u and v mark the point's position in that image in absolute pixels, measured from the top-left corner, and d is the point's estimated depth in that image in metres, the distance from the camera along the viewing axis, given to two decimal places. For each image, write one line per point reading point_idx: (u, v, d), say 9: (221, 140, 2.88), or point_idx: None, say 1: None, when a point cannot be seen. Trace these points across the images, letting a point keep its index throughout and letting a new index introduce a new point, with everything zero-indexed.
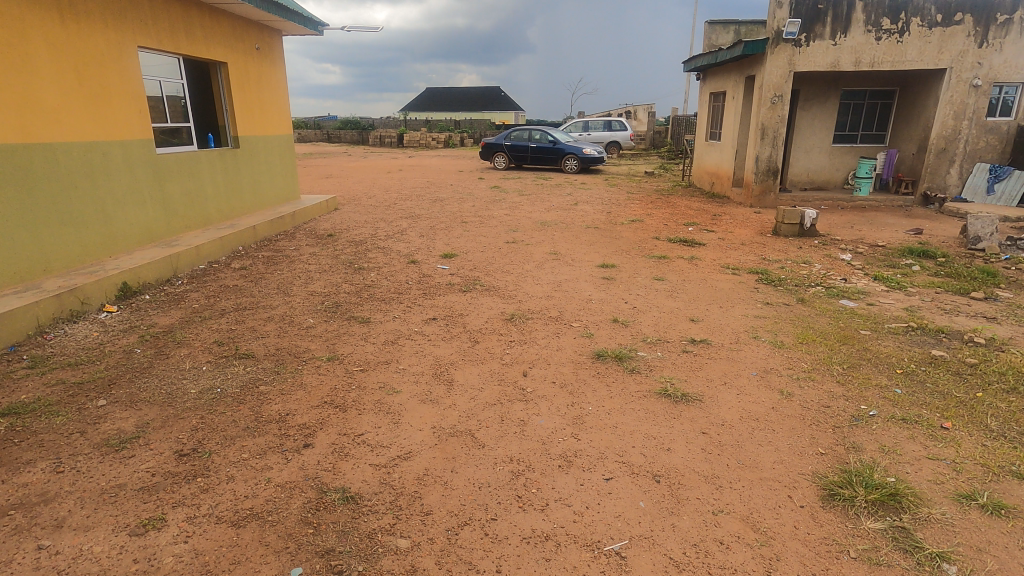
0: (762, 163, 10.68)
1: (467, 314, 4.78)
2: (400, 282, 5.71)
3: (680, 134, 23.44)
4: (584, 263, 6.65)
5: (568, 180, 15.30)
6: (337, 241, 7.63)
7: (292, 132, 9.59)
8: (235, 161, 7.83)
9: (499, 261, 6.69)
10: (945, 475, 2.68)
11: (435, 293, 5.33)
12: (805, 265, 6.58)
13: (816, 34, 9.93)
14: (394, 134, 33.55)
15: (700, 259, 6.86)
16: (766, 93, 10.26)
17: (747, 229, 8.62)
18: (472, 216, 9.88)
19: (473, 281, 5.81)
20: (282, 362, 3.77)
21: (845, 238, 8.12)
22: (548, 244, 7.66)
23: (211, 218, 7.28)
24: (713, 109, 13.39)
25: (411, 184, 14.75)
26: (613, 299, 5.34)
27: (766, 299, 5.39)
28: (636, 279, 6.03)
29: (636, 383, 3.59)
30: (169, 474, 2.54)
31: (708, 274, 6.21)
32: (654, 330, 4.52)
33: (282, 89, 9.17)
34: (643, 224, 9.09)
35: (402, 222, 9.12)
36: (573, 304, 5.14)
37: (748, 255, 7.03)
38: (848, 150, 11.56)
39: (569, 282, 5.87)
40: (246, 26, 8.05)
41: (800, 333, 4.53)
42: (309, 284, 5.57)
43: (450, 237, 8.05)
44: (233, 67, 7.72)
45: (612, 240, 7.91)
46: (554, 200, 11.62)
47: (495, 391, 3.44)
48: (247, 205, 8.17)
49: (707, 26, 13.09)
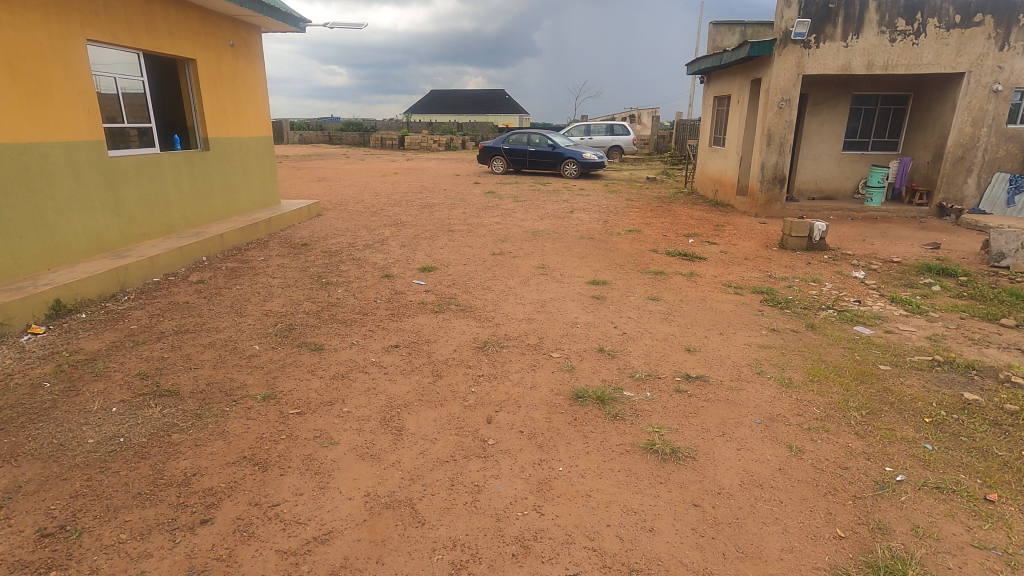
0: (768, 171, 10.13)
1: (435, 341, 4.26)
2: (369, 300, 5.19)
3: (684, 139, 22.92)
4: (573, 279, 6.13)
5: (566, 186, 14.78)
6: (310, 251, 7.12)
7: (271, 133, 9.08)
8: (204, 165, 7.33)
9: (481, 276, 6.17)
10: (996, 572, 2.14)
11: (404, 315, 4.82)
12: (814, 283, 6.03)
13: (826, 35, 9.39)
14: (395, 136, 33.22)
15: (700, 276, 6.33)
16: (773, 97, 9.71)
17: (752, 242, 8.08)
18: (461, 224, 9.37)
19: (449, 300, 5.30)
20: (208, 402, 3.24)
21: (857, 253, 7.57)
22: (537, 256, 7.15)
23: (175, 225, 6.77)
24: (718, 114, 12.84)
25: (403, 188, 14.28)
26: (600, 323, 4.80)
27: (771, 324, 4.84)
28: (628, 299, 5.50)
29: (618, 433, 3.05)
30: (17, 566, 2.02)
31: (707, 294, 5.68)
32: (645, 363, 3.98)
33: (259, 88, 8.67)
34: (640, 235, 8.56)
35: (385, 230, 8.61)
36: (555, 329, 4.61)
37: (751, 272, 6.49)
38: (858, 158, 10.99)
39: (555, 302, 5.34)
40: (218, 21, 7.55)
41: (810, 368, 3.98)
42: (267, 302, 5.06)
43: (434, 248, 7.54)
44: (203, 64, 7.23)
45: (607, 253, 7.38)
46: (549, 207, 11.11)
47: (450, 444, 2.91)
48: (218, 211, 7.67)
49: (712, 28, 12.58)
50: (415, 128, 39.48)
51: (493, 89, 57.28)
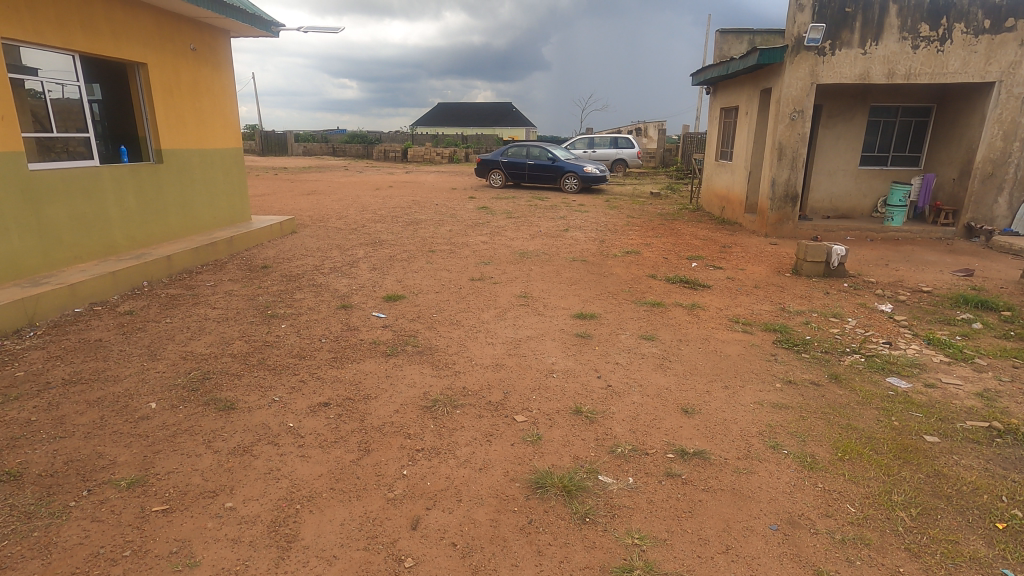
0: (779, 188, 9.36)
1: (376, 398, 3.49)
2: (312, 339, 4.44)
3: (690, 152, 22.18)
4: (557, 312, 5.36)
5: (565, 201, 14.05)
6: (267, 275, 6.40)
7: (240, 144, 8.39)
8: (156, 179, 6.66)
9: (452, 307, 5.42)
10: None
11: (349, 359, 4.06)
12: (836, 319, 5.22)
13: (842, 41, 8.66)
14: (398, 148, 32.79)
15: (703, 308, 5.55)
16: (784, 108, 8.98)
17: (762, 267, 7.30)
18: (445, 243, 8.64)
19: (407, 339, 4.53)
20: (51, 492, 2.48)
21: (881, 280, 6.75)
22: (520, 282, 6.39)
23: (116, 246, 6.09)
24: (725, 126, 12.11)
25: (394, 203, 13.63)
26: (581, 372, 4.01)
27: (787, 375, 4.04)
28: (617, 339, 4.71)
29: (584, 547, 2.26)
30: None
31: (711, 333, 4.88)
32: (630, 433, 3.18)
33: (226, 96, 8.01)
34: (638, 258, 7.79)
35: (359, 250, 7.89)
36: (525, 381, 3.82)
37: (762, 304, 5.70)
38: (877, 174, 10.19)
39: (532, 343, 4.56)
40: (177, 22, 6.91)
41: (838, 440, 3.17)
42: (192, 341, 4.32)
43: (407, 271, 6.79)
44: (156, 69, 6.59)
45: (600, 279, 6.61)
46: (543, 225, 10.37)
47: (351, 566, 2.14)
48: (173, 229, 6.98)
49: (718, 36, 11.92)
50: (420, 140, 39.06)
51: (499, 102, 57.02)
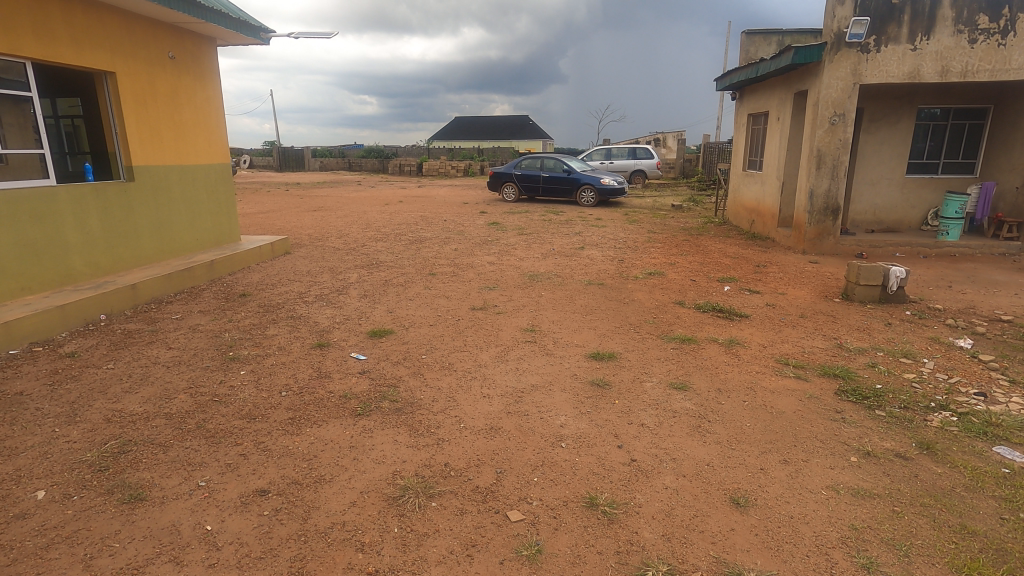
0: (818, 200, 8.44)
1: (330, 482, 2.70)
2: (270, 393, 3.67)
3: (713, 163, 21.23)
4: (568, 351, 4.53)
5: (581, 216, 13.24)
6: (243, 305, 5.71)
7: (224, 158, 7.77)
8: (126, 199, 6.06)
9: (446, 345, 4.64)
10: None
11: (310, 421, 3.29)
12: (909, 361, 4.31)
13: (888, 36, 7.77)
14: (414, 162, 32.41)
15: (743, 345, 4.69)
16: (823, 111, 8.09)
17: (805, 290, 6.40)
18: (448, 264, 7.88)
19: (385, 391, 3.74)
20: None
21: (949, 307, 5.79)
22: (528, 312, 5.58)
23: (73, 275, 5.44)
24: (753, 133, 11.21)
25: (401, 219, 12.97)
26: (597, 439, 3.17)
27: (862, 444, 3.14)
28: (641, 389, 3.85)
29: None
30: None
31: (755, 380, 3.99)
32: (663, 542, 2.34)
33: (210, 109, 7.44)
34: (662, 280, 6.93)
35: (352, 274, 7.18)
36: (525, 454, 2.99)
37: (813, 339, 4.81)
38: (926, 183, 9.18)
39: (536, 396, 3.73)
40: (152, 28, 6.37)
41: (957, 555, 2.28)
42: (125, 397, 3.58)
43: (400, 299, 6.04)
44: (126, 78, 6.03)
45: (619, 307, 5.78)
46: (557, 242, 9.57)
47: None
48: (146, 253, 6.35)
49: (745, 37, 11.11)
50: (436, 155, 38.76)
51: (515, 115, 56.64)
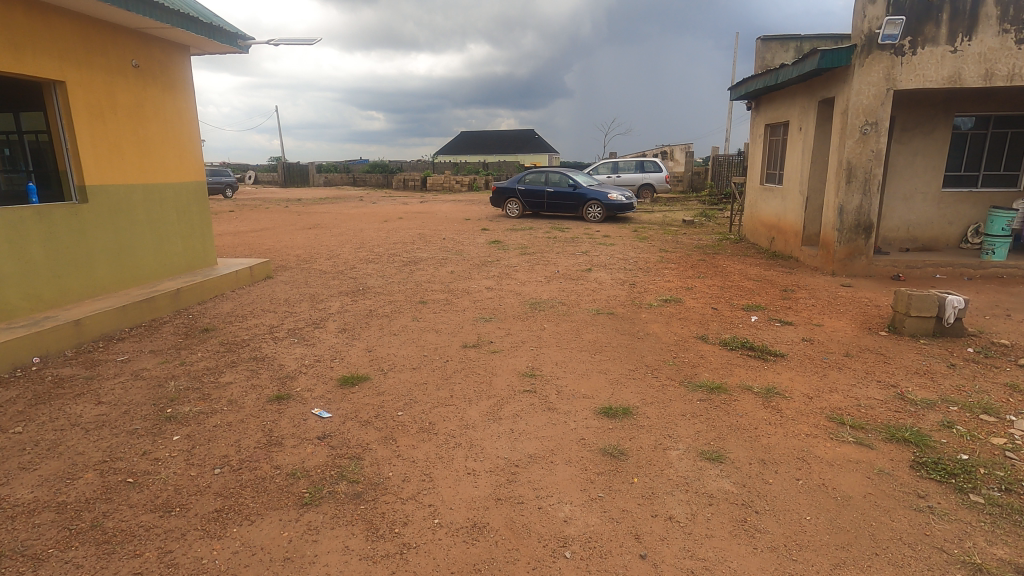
0: (849, 216, 7.67)
1: None
2: (201, 470, 2.93)
3: (723, 175, 20.50)
4: (574, 405, 3.77)
5: (588, 233, 12.51)
6: (203, 343, 5.02)
7: (197, 177, 7.12)
8: (76, 224, 5.40)
9: (428, 396, 3.90)
10: None
11: (240, 516, 2.54)
12: (993, 418, 3.52)
13: (925, 37, 7.06)
14: (418, 177, 31.90)
15: (783, 395, 3.92)
16: (853, 119, 7.37)
17: (843, 322, 5.62)
18: (441, 290, 7.16)
19: (344, 466, 2.99)
20: None
21: (1016, 342, 5.00)
22: (527, 351, 4.84)
23: (5, 312, 4.75)
24: (771, 144, 10.48)
25: (398, 238, 12.32)
26: (612, 544, 2.41)
27: (967, 553, 2.36)
28: (666, 461, 3.09)
29: None
30: None
31: (806, 447, 3.21)
32: None
33: (181, 123, 6.82)
34: (679, 309, 6.17)
35: (334, 303, 6.48)
36: (516, 572, 2.23)
37: (866, 387, 4.03)
38: (965, 197, 8.40)
39: (534, 472, 2.97)
40: (112, 34, 5.78)
41: None
42: (18, 476, 2.86)
43: (382, 334, 5.31)
44: (79, 88, 5.40)
45: (632, 344, 5.02)
46: (562, 264, 8.84)
47: None
48: (100, 283, 5.68)
49: (761, 43, 10.45)
50: (440, 169, 38.40)
51: (520, 129, 56.29)
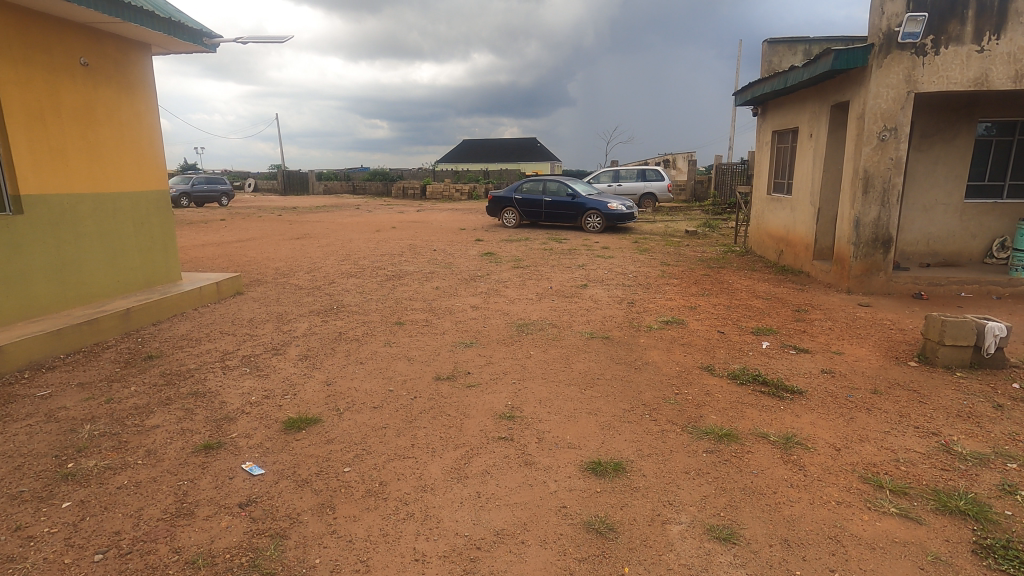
0: (866, 229, 7.07)
1: None
2: (78, 556, 2.33)
3: (727, 184, 19.93)
4: (556, 459, 3.17)
5: (586, 244, 11.92)
6: (142, 373, 4.43)
7: (157, 185, 6.56)
8: (6, 238, 4.82)
9: (384, 446, 3.30)
10: None
11: None
12: None
13: (950, 35, 6.49)
14: (418, 185, 31.43)
15: (805, 444, 3.31)
16: (870, 125, 6.78)
17: (866, 349, 5.01)
18: (421, 309, 6.56)
19: (261, 548, 2.39)
20: None
21: None
22: (508, 385, 4.23)
23: None
24: (779, 151, 9.89)
25: (387, 249, 11.75)
26: None
27: None
28: (664, 541, 2.48)
29: None
30: None
31: (839, 522, 2.60)
32: None
33: (139, 128, 6.27)
34: (682, 333, 5.55)
35: (301, 324, 5.89)
36: None
37: (902, 435, 3.42)
38: (990, 208, 7.79)
39: (499, 559, 2.36)
40: (55, 29, 5.24)
41: None
42: None
43: (346, 363, 4.71)
44: (13, 87, 4.86)
45: (628, 376, 4.41)
46: (556, 279, 8.24)
47: None
48: (37, 304, 5.12)
49: (767, 46, 9.91)
50: (441, 177, 37.95)
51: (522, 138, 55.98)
